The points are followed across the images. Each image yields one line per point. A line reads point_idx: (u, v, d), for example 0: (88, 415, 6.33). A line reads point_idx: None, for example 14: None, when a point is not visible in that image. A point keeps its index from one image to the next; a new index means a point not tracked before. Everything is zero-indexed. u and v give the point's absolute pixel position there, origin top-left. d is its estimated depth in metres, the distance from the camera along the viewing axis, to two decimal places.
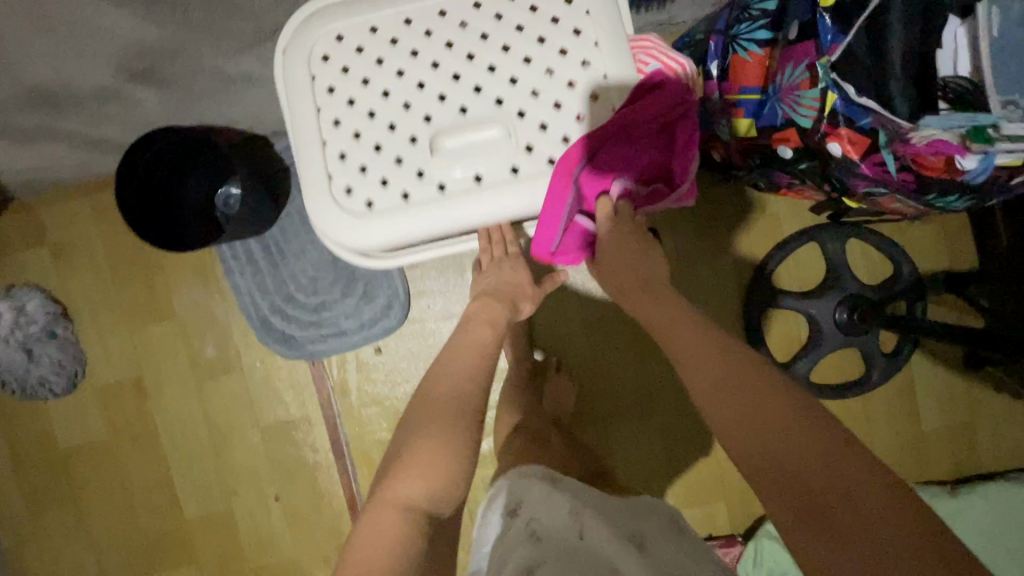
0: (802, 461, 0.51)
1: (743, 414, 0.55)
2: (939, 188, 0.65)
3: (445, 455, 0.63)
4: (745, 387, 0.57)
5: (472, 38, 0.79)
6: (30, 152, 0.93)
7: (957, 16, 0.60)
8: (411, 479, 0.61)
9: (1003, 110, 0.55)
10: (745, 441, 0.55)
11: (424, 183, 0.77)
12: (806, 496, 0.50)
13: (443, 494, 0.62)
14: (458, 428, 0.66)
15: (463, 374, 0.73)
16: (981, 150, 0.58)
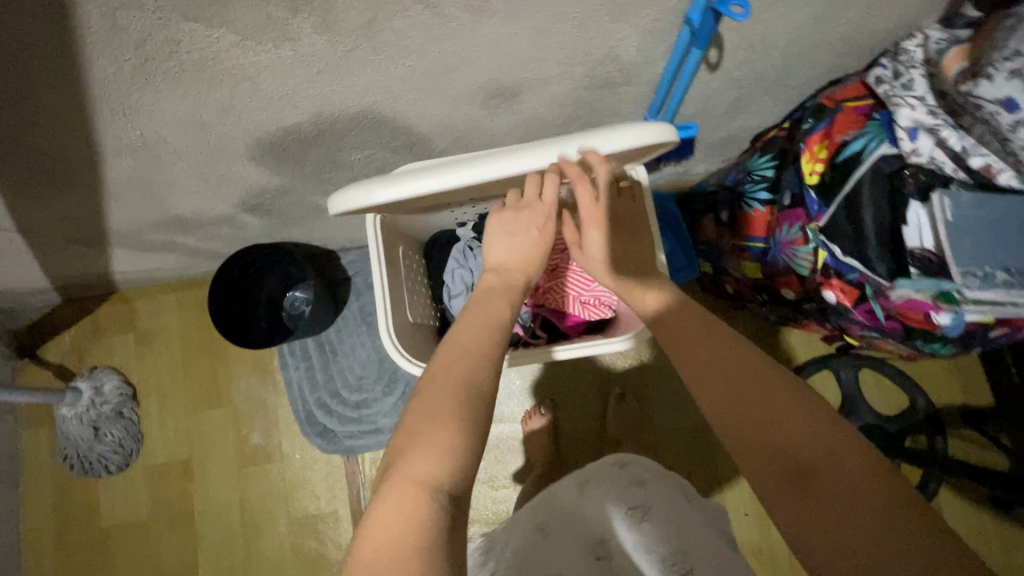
0: (775, 429, 0.51)
1: (725, 385, 0.56)
2: (923, 337, 0.76)
3: (467, 431, 0.54)
4: (728, 365, 0.57)
5: None
6: (147, 259, 1.12)
7: (917, 201, 0.72)
8: (424, 455, 0.51)
9: (963, 279, 0.67)
10: (726, 419, 0.54)
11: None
12: (785, 463, 0.50)
13: (462, 471, 0.52)
14: (471, 395, 0.57)
15: (474, 345, 0.62)
16: (950, 308, 0.70)
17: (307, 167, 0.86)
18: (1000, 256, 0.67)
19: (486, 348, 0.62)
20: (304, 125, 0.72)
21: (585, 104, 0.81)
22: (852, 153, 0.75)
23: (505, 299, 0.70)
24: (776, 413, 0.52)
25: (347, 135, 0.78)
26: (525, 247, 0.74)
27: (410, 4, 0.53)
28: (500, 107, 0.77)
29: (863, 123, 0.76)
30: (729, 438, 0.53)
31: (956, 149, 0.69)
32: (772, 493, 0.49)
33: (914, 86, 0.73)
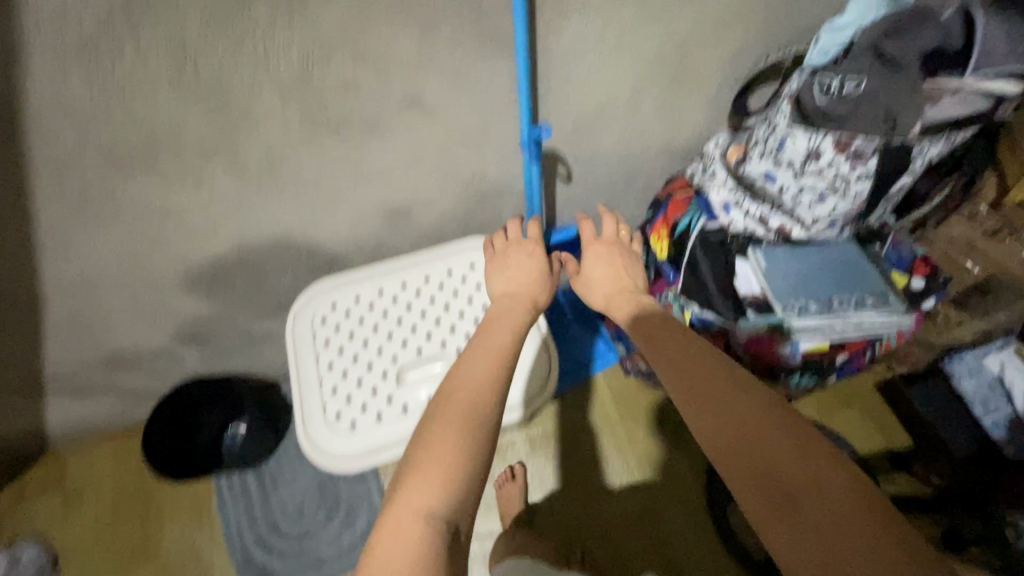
0: (772, 451, 0.47)
1: (715, 405, 0.52)
2: (781, 369, 0.85)
3: (466, 457, 0.50)
4: (719, 387, 0.54)
5: (421, 287, 0.90)
6: (85, 405, 1.16)
7: (741, 257, 0.88)
8: (422, 482, 0.48)
9: (786, 311, 0.80)
10: (717, 438, 0.50)
11: (393, 408, 0.82)
12: (776, 490, 0.45)
13: (468, 495, 0.48)
14: (471, 419, 0.53)
15: (481, 373, 0.58)
16: (786, 338, 0.81)
17: (236, 295, 0.97)
18: (812, 290, 0.82)
19: (494, 373, 0.59)
20: (228, 254, 0.85)
21: (472, 215, 0.98)
22: (684, 228, 0.92)
23: (508, 320, 0.68)
24: (770, 436, 0.48)
25: (269, 261, 0.91)
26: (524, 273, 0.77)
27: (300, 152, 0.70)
28: (398, 225, 0.93)
29: (687, 205, 0.94)
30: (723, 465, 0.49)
31: (759, 216, 0.86)
32: (760, 518, 0.45)
33: (717, 174, 0.91)
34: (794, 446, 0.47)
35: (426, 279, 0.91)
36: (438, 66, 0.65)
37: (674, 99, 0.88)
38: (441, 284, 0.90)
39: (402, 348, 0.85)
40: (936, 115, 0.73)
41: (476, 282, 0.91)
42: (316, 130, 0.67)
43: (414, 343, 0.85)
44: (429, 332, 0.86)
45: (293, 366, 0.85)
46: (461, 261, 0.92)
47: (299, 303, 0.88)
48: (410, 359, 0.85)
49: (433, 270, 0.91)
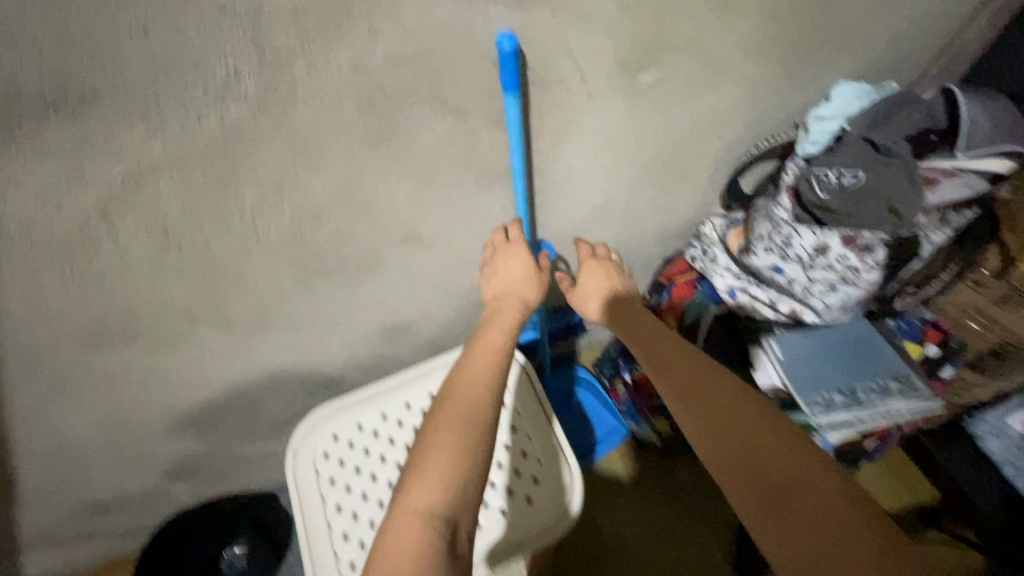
0: (765, 454, 0.47)
1: (714, 410, 0.51)
2: None
3: (470, 463, 0.47)
4: (715, 388, 0.53)
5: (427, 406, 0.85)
6: (63, 552, 1.05)
7: (756, 345, 0.84)
8: (424, 483, 0.46)
9: (811, 408, 0.77)
10: (711, 433, 0.50)
11: None
12: (770, 487, 0.45)
13: (470, 491, 0.46)
14: (472, 423, 0.50)
15: (484, 372, 0.56)
16: (816, 435, 0.77)
17: (227, 427, 0.90)
18: (833, 381, 0.79)
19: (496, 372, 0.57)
20: (218, 394, 0.79)
21: (472, 317, 0.94)
22: (693, 317, 0.90)
23: (500, 328, 0.62)
24: (763, 434, 0.48)
25: (261, 392, 0.85)
26: (518, 276, 0.68)
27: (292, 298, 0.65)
28: (396, 339, 0.89)
29: (693, 292, 0.92)
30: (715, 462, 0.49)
31: (767, 300, 0.83)
32: (752, 511, 0.45)
33: (718, 259, 0.88)
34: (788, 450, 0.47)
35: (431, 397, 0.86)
36: (437, 204, 0.62)
37: (670, 192, 0.86)
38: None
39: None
40: (936, 200, 0.73)
41: None
42: (311, 277, 0.63)
43: None
44: None
45: (298, 512, 0.78)
46: None
47: (297, 438, 0.81)
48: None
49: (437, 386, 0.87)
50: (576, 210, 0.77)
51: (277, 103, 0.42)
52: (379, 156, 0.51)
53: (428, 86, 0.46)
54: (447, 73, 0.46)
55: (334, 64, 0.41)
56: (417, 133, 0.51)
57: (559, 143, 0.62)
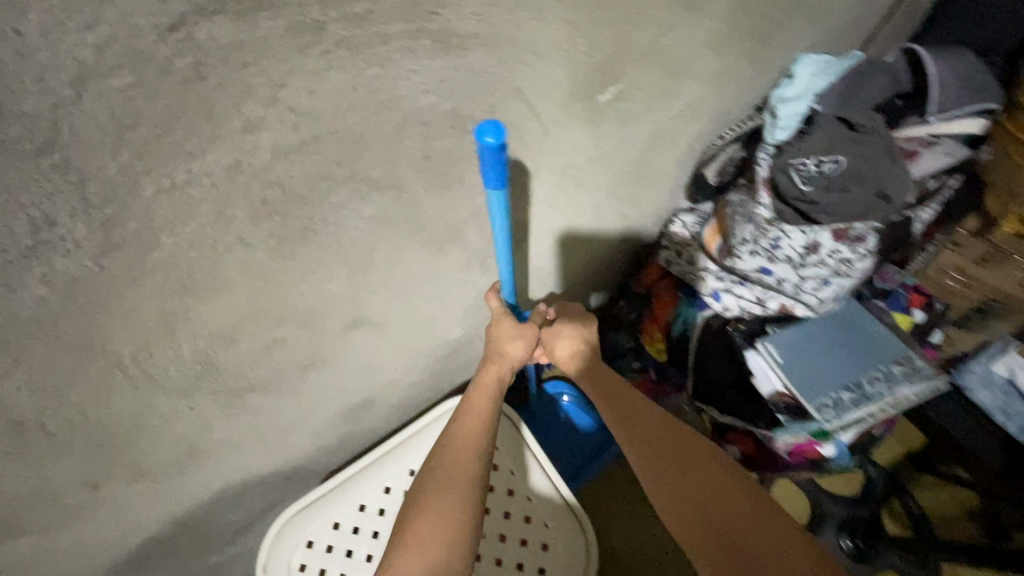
0: (730, 515, 0.44)
1: (676, 463, 0.48)
2: (825, 465, 0.78)
3: (454, 533, 0.46)
4: (694, 450, 0.49)
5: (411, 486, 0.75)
6: None
7: (750, 349, 0.77)
8: (403, 561, 0.44)
9: (822, 413, 0.71)
10: (680, 500, 0.46)
11: None
12: (738, 550, 0.42)
13: (448, 568, 0.44)
14: (452, 492, 0.49)
15: (463, 436, 0.54)
16: (829, 441, 0.73)
17: (178, 556, 0.76)
18: (837, 378, 0.74)
19: (474, 435, 0.54)
20: (156, 534, 0.65)
21: (442, 368, 0.83)
22: (681, 328, 0.83)
23: (481, 387, 0.60)
24: (739, 503, 0.45)
25: (211, 512, 0.72)
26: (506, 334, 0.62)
27: (223, 423, 0.53)
28: (360, 416, 0.77)
29: (675, 299, 0.86)
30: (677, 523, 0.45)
31: (754, 300, 0.77)
32: None
33: (697, 261, 0.81)
34: (756, 509, 0.44)
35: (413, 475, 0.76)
36: (381, 282, 0.50)
37: (637, 199, 0.78)
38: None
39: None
40: (920, 174, 0.69)
41: None
42: (240, 396, 0.50)
43: None
44: None
45: None
46: None
47: (264, 559, 0.69)
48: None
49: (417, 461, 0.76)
50: (541, 242, 0.68)
51: (131, 237, 0.29)
52: (295, 257, 0.39)
53: (344, 166, 0.35)
54: (369, 146, 0.35)
55: (205, 174, 0.29)
56: (340, 219, 0.39)
57: (515, 184, 0.52)
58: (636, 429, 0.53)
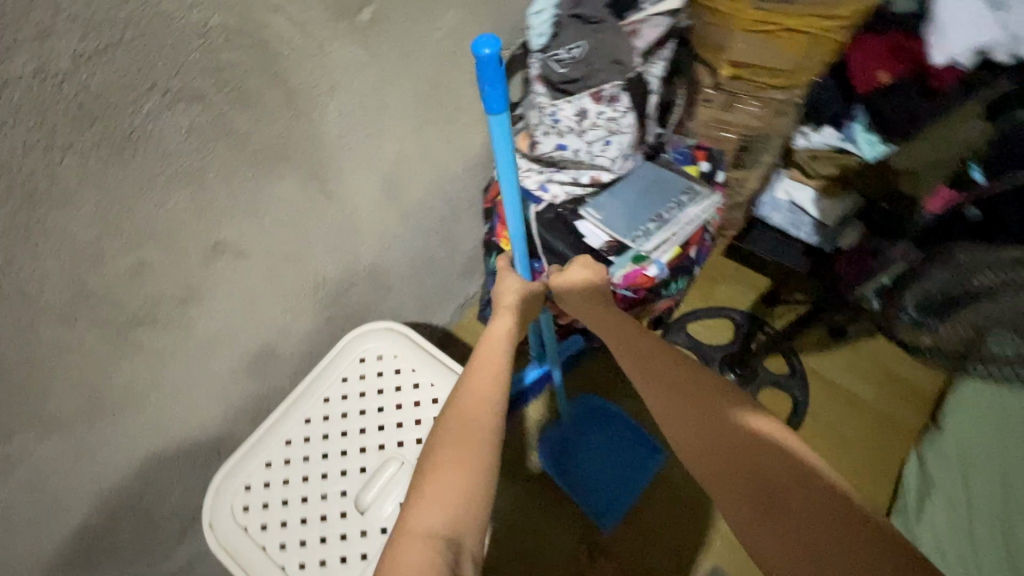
0: (755, 460, 0.48)
1: (693, 407, 0.54)
2: (660, 288, 0.96)
3: (474, 473, 0.52)
4: (694, 387, 0.55)
5: (328, 410, 0.82)
6: None
7: (579, 218, 0.95)
8: (430, 504, 0.50)
9: (636, 241, 0.90)
10: (701, 442, 0.51)
11: (373, 538, 0.73)
12: (758, 483, 0.47)
13: (466, 516, 0.50)
14: (471, 444, 0.54)
15: (480, 389, 0.60)
16: (648, 262, 0.91)
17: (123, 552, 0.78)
18: (642, 214, 0.92)
19: (491, 389, 0.61)
20: (90, 516, 0.69)
21: (334, 314, 0.93)
22: (522, 224, 0.98)
23: (500, 341, 0.67)
24: (760, 446, 0.49)
25: (143, 492, 0.76)
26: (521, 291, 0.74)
27: (119, 362, 0.59)
28: (265, 369, 0.84)
29: (513, 202, 1.00)
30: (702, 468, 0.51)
31: (571, 179, 0.95)
32: (746, 528, 0.46)
33: (522, 165, 0.99)
34: (781, 451, 0.48)
35: (326, 401, 0.83)
36: (224, 204, 0.60)
37: (452, 122, 0.92)
38: (345, 394, 0.83)
39: (344, 476, 0.77)
40: (644, 44, 0.90)
41: (375, 372, 0.85)
42: (125, 332, 0.58)
43: (357, 469, 0.77)
44: (363, 447, 0.79)
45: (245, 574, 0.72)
46: (347, 360, 0.86)
47: (207, 512, 0.74)
48: (359, 482, 0.77)
49: (326, 388, 0.83)
50: (372, 166, 0.79)
51: None
52: (129, 171, 0.49)
53: (143, 75, 0.45)
54: (158, 56, 0.45)
55: (16, 77, 0.38)
56: (159, 132, 0.49)
57: (317, 104, 0.64)
58: (653, 380, 0.58)
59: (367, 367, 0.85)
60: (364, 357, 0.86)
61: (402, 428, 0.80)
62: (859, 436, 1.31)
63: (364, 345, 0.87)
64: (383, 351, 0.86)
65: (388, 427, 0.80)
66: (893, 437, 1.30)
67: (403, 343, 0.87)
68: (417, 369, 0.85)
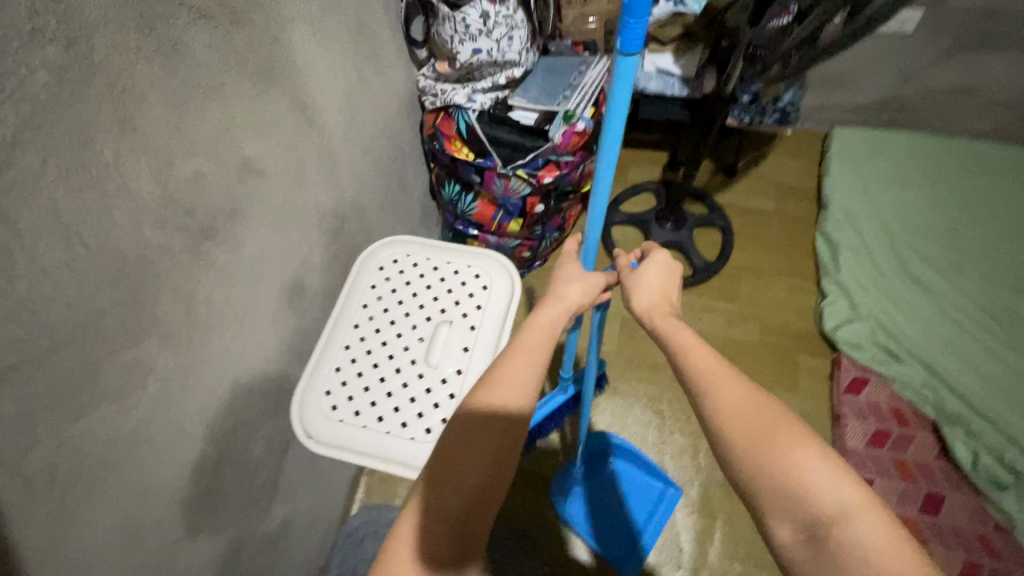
0: (806, 491, 0.50)
1: (752, 429, 0.54)
2: (592, 143, 1.18)
3: (487, 469, 0.55)
4: (758, 417, 0.55)
5: (369, 311, 0.91)
6: None
7: (511, 109, 1.16)
8: (446, 493, 0.54)
9: (562, 104, 1.11)
10: (755, 455, 0.53)
11: (452, 378, 0.85)
12: (804, 512, 0.50)
13: (472, 522, 0.53)
14: (492, 446, 0.56)
15: (515, 375, 0.61)
16: (577, 119, 1.13)
17: (234, 499, 0.83)
18: (557, 86, 1.14)
19: (526, 376, 0.62)
20: (204, 449, 0.75)
21: (337, 251, 1.02)
22: (466, 131, 1.15)
23: (548, 327, 0.68)
24: (816, 472, 0.50)
25: (237, 431, 0.82)
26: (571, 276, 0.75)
27: (200, 272, 0.68)
28: (299, 303, 0.93)
29: (451, 119, 1.18)
30: (753, 485, 0.53)
31: (492, 85, 1.15)
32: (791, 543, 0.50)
33: (447, 88, 1.16)
34: (837, 489, 0.50)
35: (364, 305, 0.92)
36: (243, 121, 0.71)
37: (380, 60, 1.07)
38: (379, 295, 0.93)
39: (408, 350, 0.87)
40: None
41: (396, 270, 0.96)
42: (198, 242, 0.67)
43: (417, 341, 0.88)
44: (413, 325, 0.90)
45: (356, 451, 0.81)
46: (366, 271, 0.95)
47: (304, 420, 0.82)
48: (422, 348, 0.88)
49: (360, 297, 0.93)
50: (332, 97, 0.92)
51: (77, 29, 0.48)
52: (179, 78, 0.60)
53: None
54: None
55: None
56: (190, 43, 0.60)
57: (286, 32, 0.77)
58: (706, 387, 0.59)
59: (387, 271, 0.96)
60: (381, 265, 0.96)
61: (438, 298, 0.92)
62: (777, 237, 1.61)
63: (375, 256, 0.97)
64: (394, 254, 0.97)
65: (426, 303, 0.92)
66: (799, 228, 1.62)
67: (410, 244, 0.98)
68: (430, 258, 0.97)
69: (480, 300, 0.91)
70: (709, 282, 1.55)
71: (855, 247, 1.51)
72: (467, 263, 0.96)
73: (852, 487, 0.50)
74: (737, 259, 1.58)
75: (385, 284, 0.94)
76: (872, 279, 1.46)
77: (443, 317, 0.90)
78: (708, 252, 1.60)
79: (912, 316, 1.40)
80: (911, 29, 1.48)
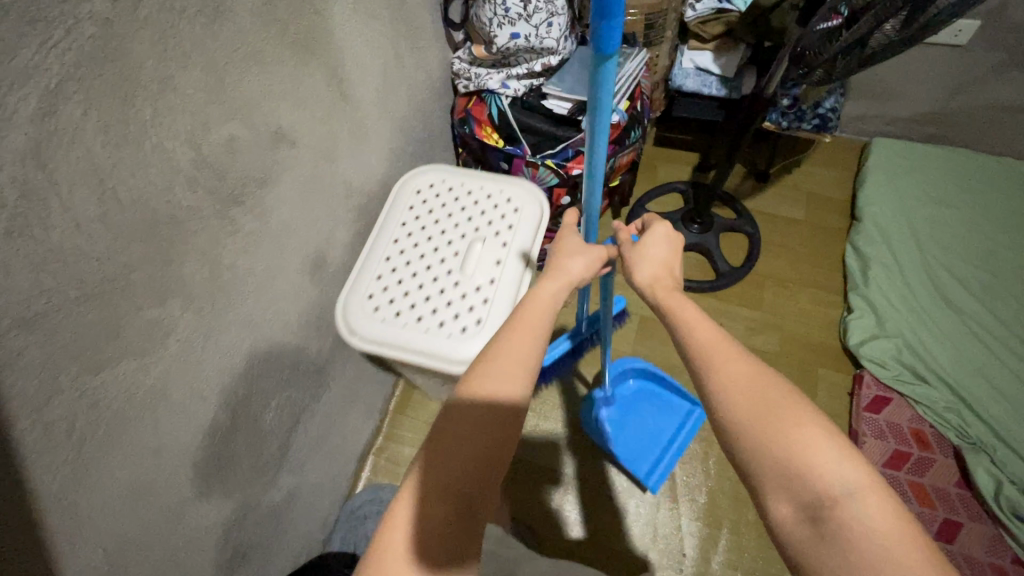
0: (808, 469, 0.48)
1: (755, 406, 0.53)
2: (624, 136, 1.16)
3: (483, 438, 0.54)
4: (761, 396, 0.53)
5: (407, 228, 0.92)
6: None
7: (544, 97, 1.14)
8: (443, 460, 0.53)
9: None
10: (757, 433, 0.51)
11: (487, 286, 0.85)
12: (803, 492, 0.48)
13: (470, 487, 0.53)
14: (490, 417, 0.56)
15: (517, 346, 0.61)
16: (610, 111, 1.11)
17: (244, 464, 0.84)
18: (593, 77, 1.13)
19: (527, 347, 0.61)
20: (219, 412, 0.75)
21: (361, 228, 1.02)
22: (497, 117, 1.14)
23: (551, 300, 0.67)
24: (819, 451, 0.49)
25: (251, 397, 0.82)
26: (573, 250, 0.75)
27: (227, 238, 0.68)
28: (321, 276, 0.93)
29: (483, 104, 1.16)
30: (753, 464, 0.51)
31: (527, 72, 1.14)
32: (789, 525, 0.49)
33: (482, 73, 1.16)
34: (840, 467, 0.48)
35: (402, 223, 0.93)
36: (279, 91, 0.71)
37: (417, 40, 1.06)
38: (416, 213, 0.94)
39: (443, 261, 0.88)
40: None
41: (432, 191, 0.96)
42: (227, 207, 0.67)
43: (452, 253, 0.88)
44: (448, 239, 0.90)
45: (397, 349, 0.83)
46: (404, 193, 0.96)
47: (348, 321, 0.85)
48: (457, 259, 0.88)
49: (399, 215, 0.94)
50: (368, 73, 0.92)
51: None
52: (220, 42, 0.59)
53: None
54: None
55: None
56: (233, 8, 0.60)
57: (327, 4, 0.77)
58: (711, 364, 0.57)
59: (423, 192, 0.96)
60: (417, 187, 0.96)
61: (473, 215, 0.92)
62: (805, 247, 1.57)
63: (413, 179, 0.97)
64: (431, 178, 0.97)
65: (462, 220, 0.92)
66: (829, 239, 1.58)
67: (445, 167, 0.97)
68: (465, 180, 0.97)
69: (520, 216, 0.90)
70: (731, 288, 1.52)
71: (886, 262, 1.47)
72: (504, 187, 0.94)
73: (856, 467, 0.48)
74: (762, 266, 1.55)
75: (422, 203, 0.94)
76: (903, 296, 1.41)
77: (479, 231, 0.90)
78: (734, 258, 1.57)
79: (941, 337, 1.35)
80: (966, 41, 1.42)
